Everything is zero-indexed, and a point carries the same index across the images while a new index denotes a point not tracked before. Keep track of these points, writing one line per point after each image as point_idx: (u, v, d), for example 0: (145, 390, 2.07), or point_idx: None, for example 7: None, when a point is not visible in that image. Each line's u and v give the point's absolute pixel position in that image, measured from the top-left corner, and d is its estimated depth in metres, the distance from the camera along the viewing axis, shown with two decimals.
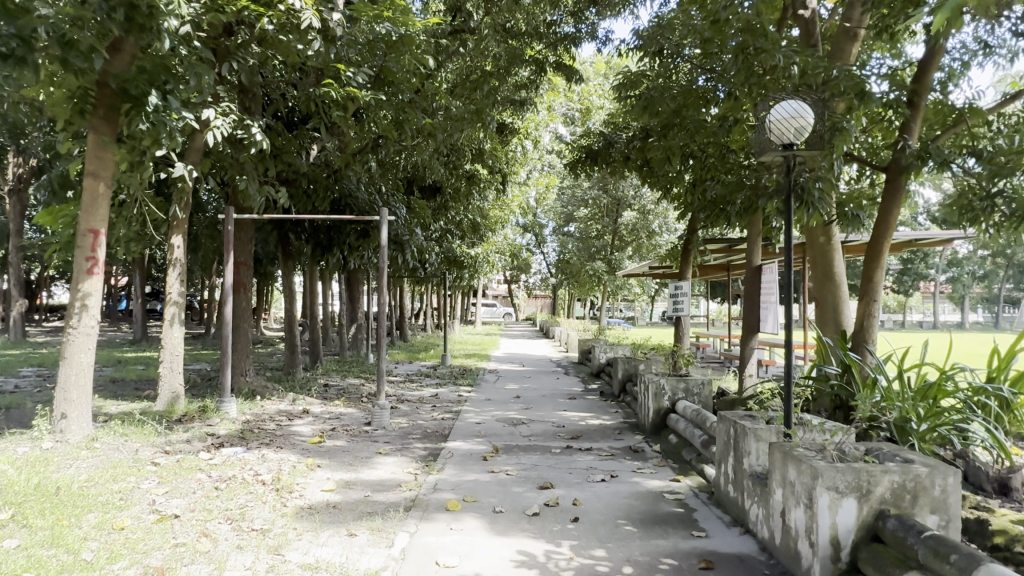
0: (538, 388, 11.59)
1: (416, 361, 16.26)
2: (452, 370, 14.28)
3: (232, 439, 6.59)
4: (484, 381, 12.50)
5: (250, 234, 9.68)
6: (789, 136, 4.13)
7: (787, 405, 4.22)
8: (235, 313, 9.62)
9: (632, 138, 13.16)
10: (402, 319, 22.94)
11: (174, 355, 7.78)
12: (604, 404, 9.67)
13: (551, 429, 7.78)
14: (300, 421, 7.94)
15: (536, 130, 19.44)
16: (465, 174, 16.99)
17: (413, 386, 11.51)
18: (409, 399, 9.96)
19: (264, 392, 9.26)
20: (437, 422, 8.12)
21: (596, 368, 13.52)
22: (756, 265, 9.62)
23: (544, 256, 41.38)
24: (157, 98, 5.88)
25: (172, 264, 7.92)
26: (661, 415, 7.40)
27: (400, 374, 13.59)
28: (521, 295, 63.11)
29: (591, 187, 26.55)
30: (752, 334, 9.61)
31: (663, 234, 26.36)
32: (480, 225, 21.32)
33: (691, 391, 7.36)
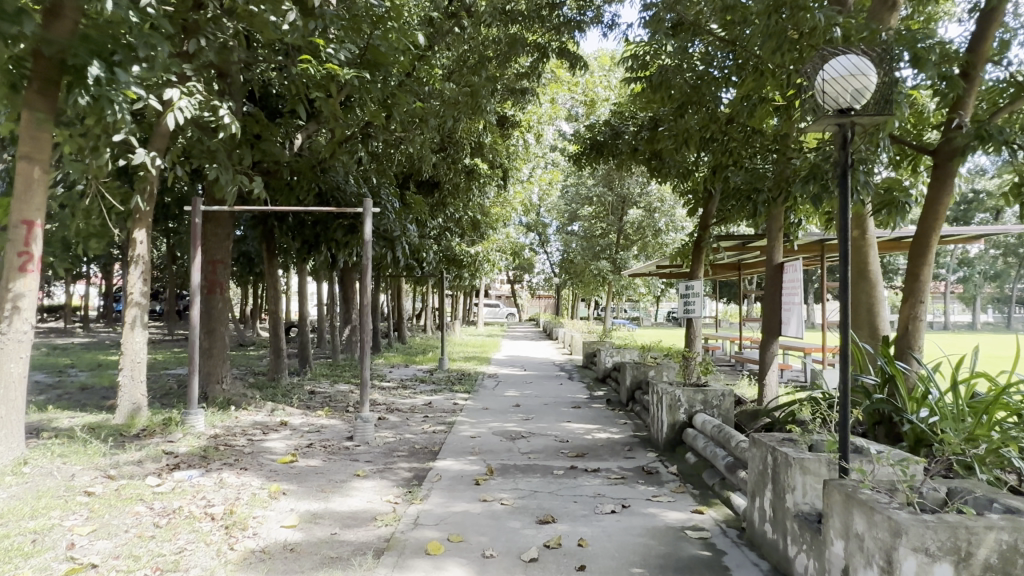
0: (540, 396, 10.81)
1: (412, 364, 15.51)
2: (449, 374, 13.53)
3: (193, 459, 5.83)
4: (482, 386, 11.73)
5: (228, 230, 8.95)
6: (846, 98, 3.34)
7: (842, 431, 3.44)
8: (211, 316, 8.85)
9: (641, 129, 12.38)
10: (400, 321, 22.19)
11: (135, 362, 7.01)
12: (611, 414, 8.89)
13: (553, 445, 7.01)
14: (275, 435, 7.18)
15: (539, 123, 18.69)
16: (464, 169, 16.24)
17: (406, 393, 10.74)
18: (399, 408, 9.20)
19: (240, 401, 8.48)
20: (427, 437, 7.35)
21: (601, 373, 12.75)
22: (778, 261, 8.82)
23: (547, 256, 40.66)
24: (100, 69, 5.09)
25: (135, 261, 7.15)
26: (677, 430, 6.62)
27: (394, 379, 12.83)
28: (524, 295, 62.34)
29: (596, 185, 25.79)
30: (773, 338, 8.81)
31: (670, 232, 25.61)
32: (480, 222, 20.56)
33: (709, 403, 6.57)
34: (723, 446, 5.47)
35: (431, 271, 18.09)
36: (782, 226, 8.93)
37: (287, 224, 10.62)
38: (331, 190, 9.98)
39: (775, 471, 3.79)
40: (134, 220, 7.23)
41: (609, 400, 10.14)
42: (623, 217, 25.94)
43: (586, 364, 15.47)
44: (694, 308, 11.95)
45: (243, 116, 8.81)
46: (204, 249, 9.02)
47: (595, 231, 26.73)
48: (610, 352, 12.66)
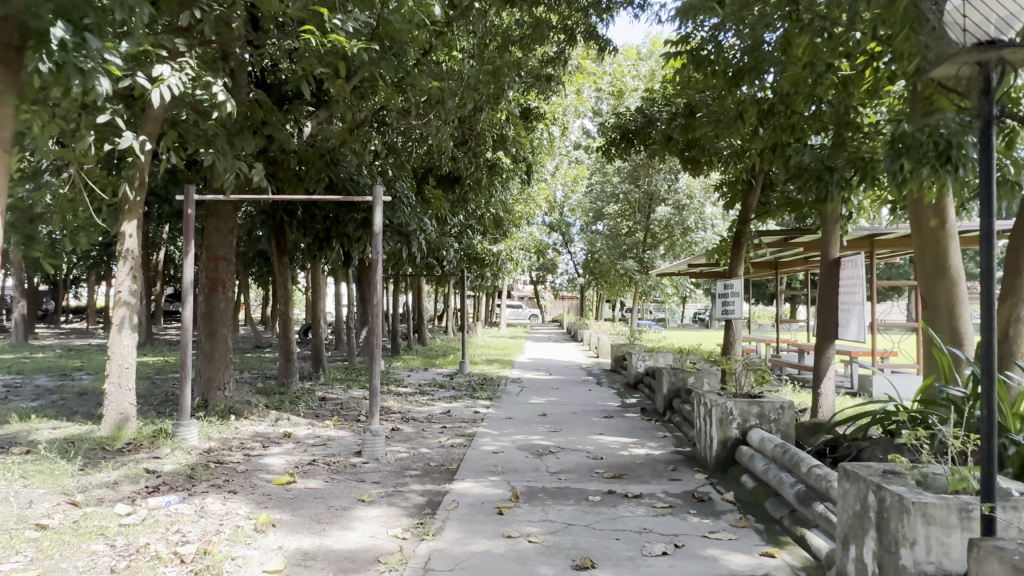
0: (567, 403, 10.01)
1: (432, 368, 14.79)
2: (469, 379, 12.80)
3: (178, 478, 5.14)
4: (505, 393, 10.96)
5: (231, 224, 8.34)
6: (993, 24, 2.49)
7: (985, 469, 2.59)
8: (212, 316, 8.22)
9: (675, 116, 11.54)
10: (420, 322, 21.53)
11: (123, 369, 6.34)
12: (647, 425, 8.07)
13: (586, 462, 6.21)
14: (275, 449, 6.48)
15: (564, 115, 17.92)
16: (486, 164, 15.51)
17: (424, 400, 10.01)
18: (415, 417, 8.47)
19: (242, 409, 7.84)
20: (444, 452, 6.60)
21: (634, 378, 11.91)
22: (834, 257, 7.91)
23: (571, 256, 39.89)
24: (65, 31, 4.27)
25: (123, 257, 6.48)
26: (728, 448, 5.78)
27: (412, 384, 12.13)
28: (547, 295, 61.58)
29: (622, 181, 24.95)
30: (829, 342, 7.90)
31: (699, 230, 24.65)
32: (502, 220, 19.81)
33: (767, 417, 5.73)
34: (791, 471, 4.62)
35: (451, 270, 17.41)
36: (838, 218, 8.02)
37: (297, 218, 9.95)
38: (343, 181, 9.30)
39: (882, 517, 2.96)
40: (123, 212, 6.56)
41: (644, 408, 9.32)
42: (650, 215, 25.06)
43: (614, 368, 14.65)
44: (733, 309, 11.07)
45: (247, 100, 8.16)
46: (206, 245, 8.38)
47: (621, 229, 25.87)
48: (642, 356, 11.84)
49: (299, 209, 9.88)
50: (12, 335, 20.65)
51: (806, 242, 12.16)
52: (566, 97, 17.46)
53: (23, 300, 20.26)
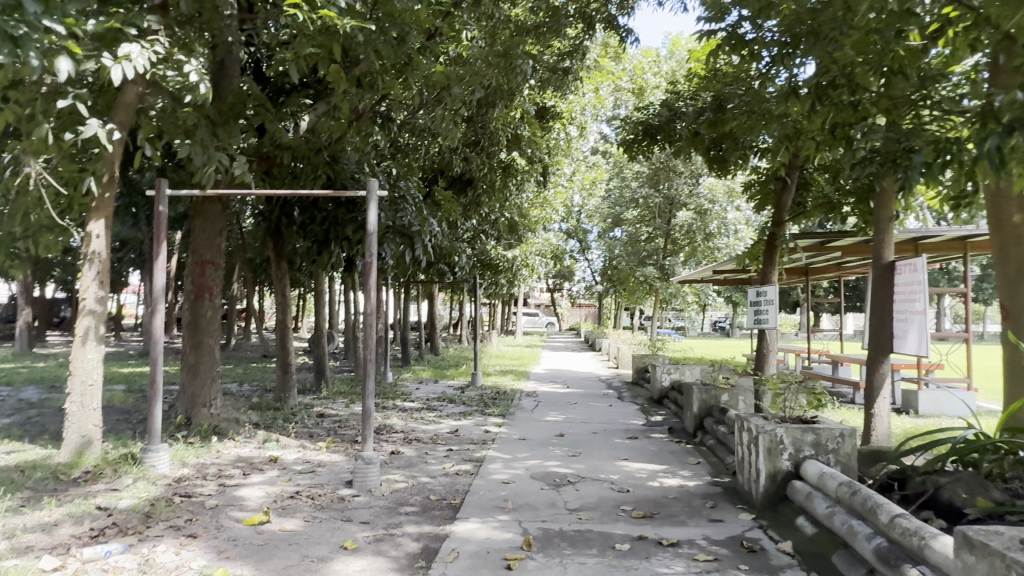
0: (587, 421, 9.18)
1: (442, 380, 14.00)
2: (482, 392, 12.02)
3: (133, 517, 4.39)
4: (519, 409, 10.16)
5: (219, 225, 7.65)
6: None
7: None
8: (196, 325, 7.52)
9: (703, 110, 10.71)
10: (433, 331, 20.80)
11: (86, 386, 5.64)
12: (677, 449, 7.23)
13: (609, 496, 5.38)
14: (257, 478, 5.72)
15: (582, 115, 17.22)
16: (500, 165, 14.80)
17: (431, 417, 9.22)
18: (419, 438, 7.69)
19: (228, 428, 7.11)
20: (448, 481, 5.80)
21: (658, 393, 11.05)
22: (887, 261, 7.05)
23: (588, 263, 39.08)
24: None
25: (88, 260, 5.77)
26: (779, 483, 4.92)
27: (420, 398, 11.36)
28: (564, 303, 60.67)
29: (642, 185, 24.15)
30: (883, 356, 7.02)
31: (722, 236, 23.77)
32: (517, 224, 19.06)
33: (824, 447, 4.87)
34: (866, 521, 3.80)
35: (464, 276, 16.68)
36: (891, 216, 7.14)
37: (297, 218, 9.35)
38: (342, 179, 8.60)
39: None
40: (92, 210, 5.87)
41: (672, 428, 8.48)
42: (671, 220, 24.22)
43: (636, 381, 13.80)
44: (766, 319, 10.19)
45: (238, 89, 7.48)
46: (192, 248, 7.69)
47: (641, 235, 25.03)
48: (667, 369, 11.00)
49: (299, 208, 9.24)
50: (16, 344, 20.19)
51: (844, 246, 11.29)
52: (584, 96, 16.74)
53: (28, 308, 19.80)
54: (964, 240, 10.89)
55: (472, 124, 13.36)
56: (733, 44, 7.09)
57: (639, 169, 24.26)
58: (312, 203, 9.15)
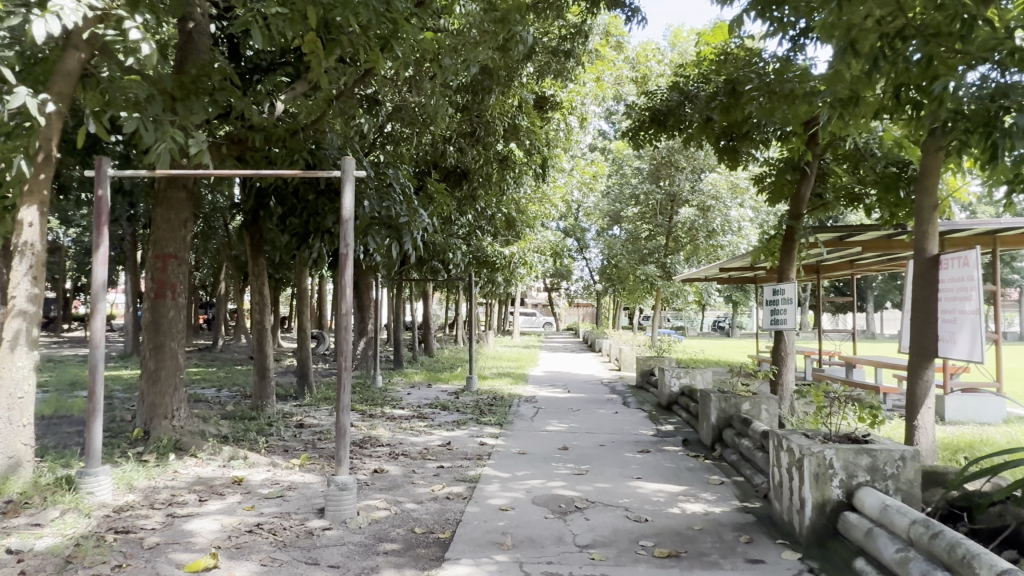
0: (591, 431, 8.39)
1: (436, 384, 13.20)
2: (478, 398, 11.23)
3: (48, 564, 3.60)
4: (518, 417, 9.37)
5: (182, 215, 6.85)
6: None
7: None
8: (156, 327, 6.71)
9: (716, 93, 9.94)
10: (427, 331, 20.02)
11: (14, 399, 4.84)
12: (694, 464, 6.46)
13: (625, 527, 4.60)
14: (215, 504, 4.93)
15: (583, 105, 16.46)
16: (497, 157, 14.03)
17: (421, 427, 8.42)
18: (406, 452, 6.90)
19: (190, 443, 6.31)
20: (437, 508, 5.01)
21: (667, 399, 10.29)
22: (931, 254, 6.26)
23: (587, 261, 38.34)
24: None
25: (20, 253, 4.96)
26: (828, 515, 4.14)
27: (410, 404, 10.57)
28: (561, 303, 59.92)
29: (642, 181, 23.44)
30: (925, 362, 6.24)
31: (725, 233, 23.07)
32: (515, 220, 18.30)
33: (881, 472, 4.10)
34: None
35: (459, 274, 15.91)
36: (934, 206, 6.33)
37: (273, 209, 8.55)
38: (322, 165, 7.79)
39: None
40: (24, 194, 5.07)
41: (686, 439, 7.72)
42: (673, 217, 23.48)
43: (641, 385, 13.02)
44: (784, 319, 9.44)
45: (203, 62, 6.69)
46: (153, 241, 6.89)
47: (641, 233, 24.31)
48: (676, 372, 10.26)
49: (274, 199, 8.41)
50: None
51: (864, 242, 10.57)
52: (584, 85, 16.01)
53: None
54: (993, 235, 10.18)
55: (467, 112, 12.59)
56: (758, 9, 6.32)
57: (640, 164, 23.55)
58: (290, 193, 8.32)
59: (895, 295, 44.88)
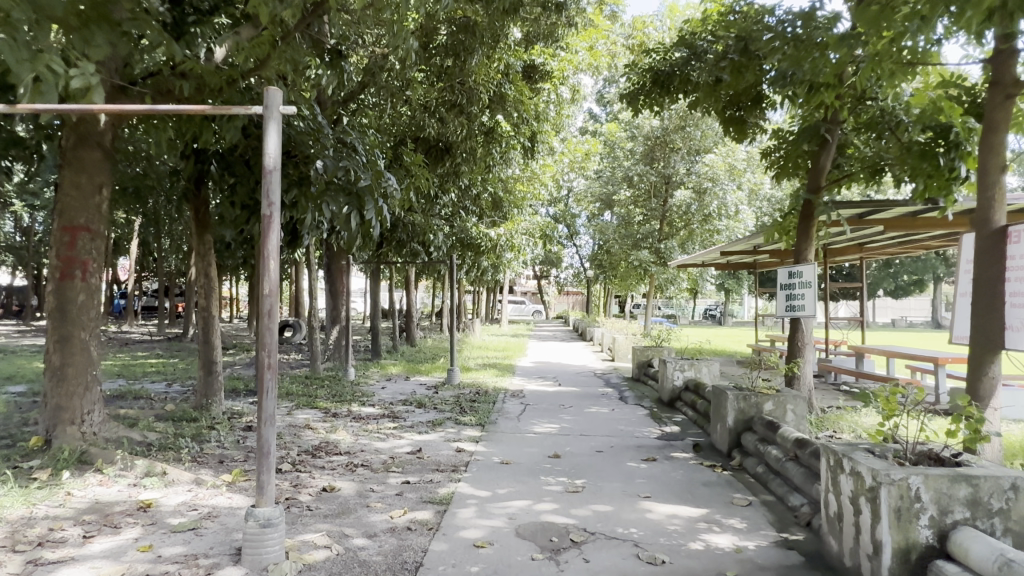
0: (586, 433, 7.32)
1: (414, 377, 12.10)
2: (458, 393, 10.15)
3: None
4: (502, 416, 8.29)
5: (93, 176, 5.64)
6: None
7: None
8: (60, 313, 5.51)
9: (726, 48, 8.82)
10: (408, 319, 18.89)
11: None
12: (712, 478, 5.40)
13: (637, 573, 3.50)
14: (102, 541, 3.81)
15: (575, 76, 15.36)
16: (481, 130, 12.85)
17: (391, 428, 7.32)
18: (367, 463, 5.80)
19: (98, 456, 5.16)
20: (392, 544, 3.90)
21: (669, 395, 9.22)
22: (998, 228, 5.12)
23: (577, 248, 37.37)
24: None
25: None
26: (912, 566, 3.06)
27: (382, 401, 9.46)
28: (551, 291, 58.99)
29: (635, 163, 22.40)
30: (991, 355, 5.19)
31: (722, 217, 22.08)
32: (502, 201, 17.19)
33: (984, 507, 3.05)
34: None
35: (441, 258, 14.78)
36: (1001, 167, 5.23)
37: (215, 176, 7.31)
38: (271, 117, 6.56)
39: None
40: None
41: (697, 445, 6.64)
42: (668, 200, 22.48)
43: (638, 378, 11.99)
44: (802, 306, 8.39)
45: None
46: (59, 210, 5.66)
47: (634, 217, 23.26)
48: (679, 365, 9.22)
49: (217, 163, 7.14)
50: None
51: (885, 220, 9.54)
52: (575, 54, 14.88)
53: None
54: None
55: (449, 77, 11.43)
56: None
57: (633, 145, 22.49)
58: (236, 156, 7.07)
59: (888, 283, 44.23)
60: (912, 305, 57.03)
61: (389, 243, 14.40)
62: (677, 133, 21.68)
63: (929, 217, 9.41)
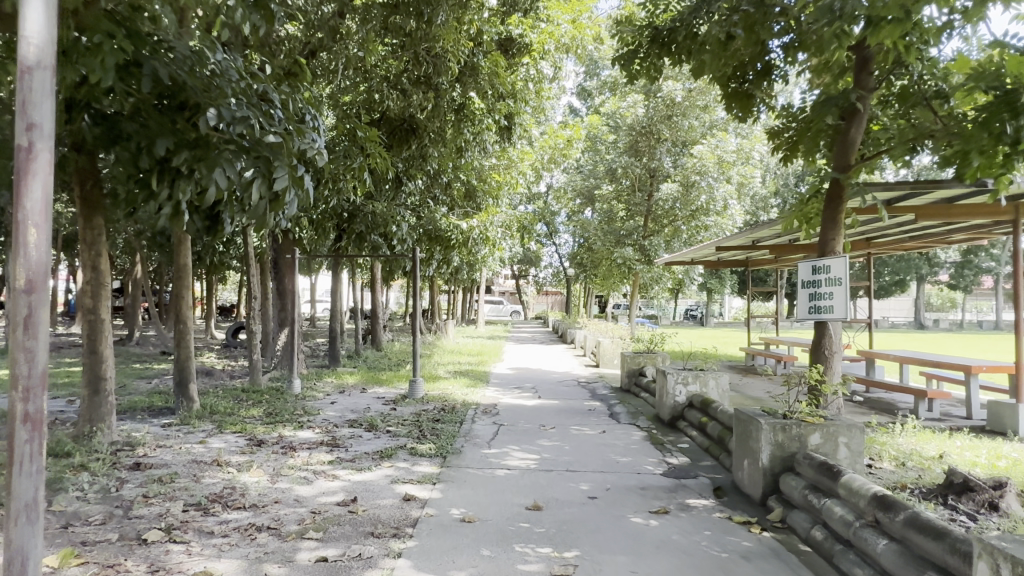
0: (575, 466, 5.79)
1: (372, 389, 10.49)
2: (420, 410, 8.58)
3: None
4: (469, 443, 6.72)
5: None
6: None
7: None
8: None
9: None
10: (373, 321, 17.24)
11: None
12: (752, 548, 3.91)
13: None
14: None
15: (557, 51, 13.76)
16: (451, 106, 11.00)
17: (325, 463, 5.72)
18: (278, 524, 4.21)
19: None
20: None
21: (669, 414, 7.75)
22: None
23: (556, 246, 35.95)
24: None
25: None
26: None
27: (327, 420, 7.85)
28: (529, 291, 57.56)
29: (619, 155, 21.01)
30: None
31: (710, 212, 20.69)
32: (476, 190, 15.60)
33: None
34: None
35: (406, 252, 13.11)
36: None
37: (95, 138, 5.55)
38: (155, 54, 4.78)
39: None
40: None
41: (718, 487, 5.19)
42: (653, 194, 21.08)
43: (629, 389, 10.50)
44: (830, 308, 6.92)
45: None
46: None
47: (617, 213, 21.80)
48: (682, 379, 7.74)
49: (88, 118, 5.32)
50: None
51: (919, 207, 8.09)
52: (558, 26, 13.24)
53: None
54: None
55: (412, 43, 9.81)
56: None
57: (616, 136, 21.02)
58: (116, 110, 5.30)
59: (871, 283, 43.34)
60: (891, 305, 56.53)
61: (347, 236, 12.72)
62: (663, 123, 20.28)
63: (969, 203, 7.98)
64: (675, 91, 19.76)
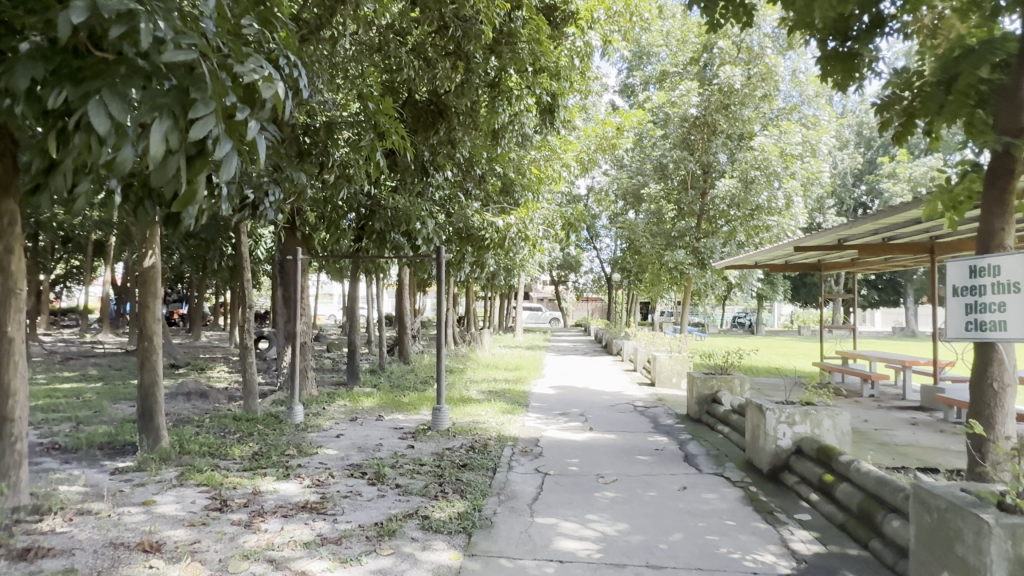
0: (662, 560, 3.93)
1: (388, 416, 8.77)
2: (442, 449, 6.81)
3: None
4: (504, 509, 4.89)
5: None
6: None
7: None
8: None
9: None
10: (399, 331, 15.59)
11: None
12: None
13: None
14: None
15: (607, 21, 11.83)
16: (484, 80, 9.44)
17: (297, 546, 3.99)
18: None
19: None
20: None
21: (769, 463, 5.84)
22: None
23: (598, 250, 33.87)
24: None
25: None
26: None
27: (321, 464, 6.14)
28: (568, 297, 55.44)
29: (669, 149, 18.98)
30: None
31: (772, 211, 18.49)
32: (512, 184, 13.79)
33: None
34: None
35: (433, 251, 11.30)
36: None
37: None
38: None
39: None
40: None
41: None
42: (708, 192, 18.95)
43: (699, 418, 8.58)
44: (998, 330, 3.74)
45: None
46: None
47: (667, 213, 19.75)
48: (786, 418, 5.80)
49: None
50: None
51: None
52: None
53: None
54: None
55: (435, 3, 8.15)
56: None
57: (666, 128, 18.99)
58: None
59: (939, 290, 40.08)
60: None
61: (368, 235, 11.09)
62: (719, 113, 18.13)
63: None
64: (734, 77, 17.66)
